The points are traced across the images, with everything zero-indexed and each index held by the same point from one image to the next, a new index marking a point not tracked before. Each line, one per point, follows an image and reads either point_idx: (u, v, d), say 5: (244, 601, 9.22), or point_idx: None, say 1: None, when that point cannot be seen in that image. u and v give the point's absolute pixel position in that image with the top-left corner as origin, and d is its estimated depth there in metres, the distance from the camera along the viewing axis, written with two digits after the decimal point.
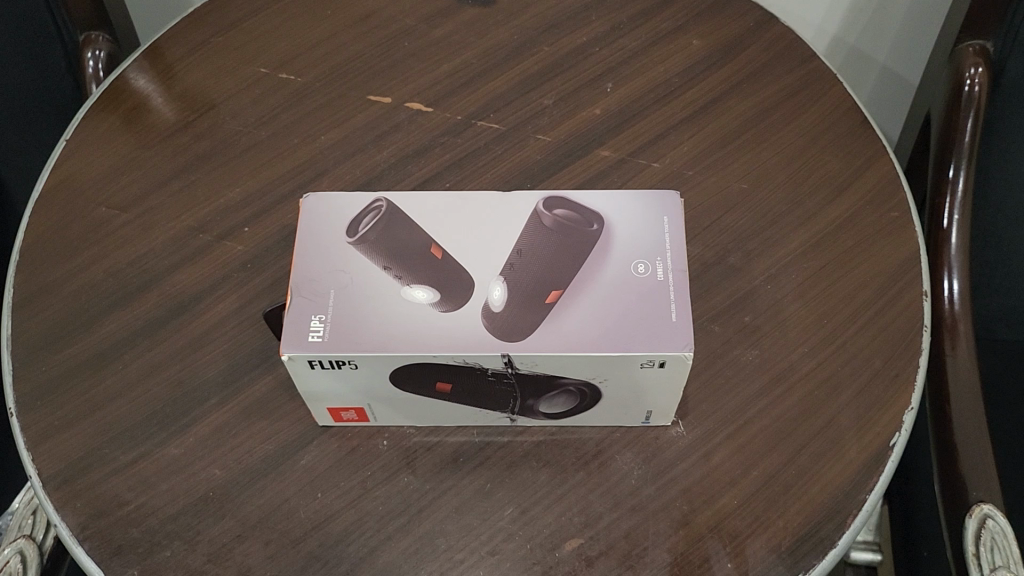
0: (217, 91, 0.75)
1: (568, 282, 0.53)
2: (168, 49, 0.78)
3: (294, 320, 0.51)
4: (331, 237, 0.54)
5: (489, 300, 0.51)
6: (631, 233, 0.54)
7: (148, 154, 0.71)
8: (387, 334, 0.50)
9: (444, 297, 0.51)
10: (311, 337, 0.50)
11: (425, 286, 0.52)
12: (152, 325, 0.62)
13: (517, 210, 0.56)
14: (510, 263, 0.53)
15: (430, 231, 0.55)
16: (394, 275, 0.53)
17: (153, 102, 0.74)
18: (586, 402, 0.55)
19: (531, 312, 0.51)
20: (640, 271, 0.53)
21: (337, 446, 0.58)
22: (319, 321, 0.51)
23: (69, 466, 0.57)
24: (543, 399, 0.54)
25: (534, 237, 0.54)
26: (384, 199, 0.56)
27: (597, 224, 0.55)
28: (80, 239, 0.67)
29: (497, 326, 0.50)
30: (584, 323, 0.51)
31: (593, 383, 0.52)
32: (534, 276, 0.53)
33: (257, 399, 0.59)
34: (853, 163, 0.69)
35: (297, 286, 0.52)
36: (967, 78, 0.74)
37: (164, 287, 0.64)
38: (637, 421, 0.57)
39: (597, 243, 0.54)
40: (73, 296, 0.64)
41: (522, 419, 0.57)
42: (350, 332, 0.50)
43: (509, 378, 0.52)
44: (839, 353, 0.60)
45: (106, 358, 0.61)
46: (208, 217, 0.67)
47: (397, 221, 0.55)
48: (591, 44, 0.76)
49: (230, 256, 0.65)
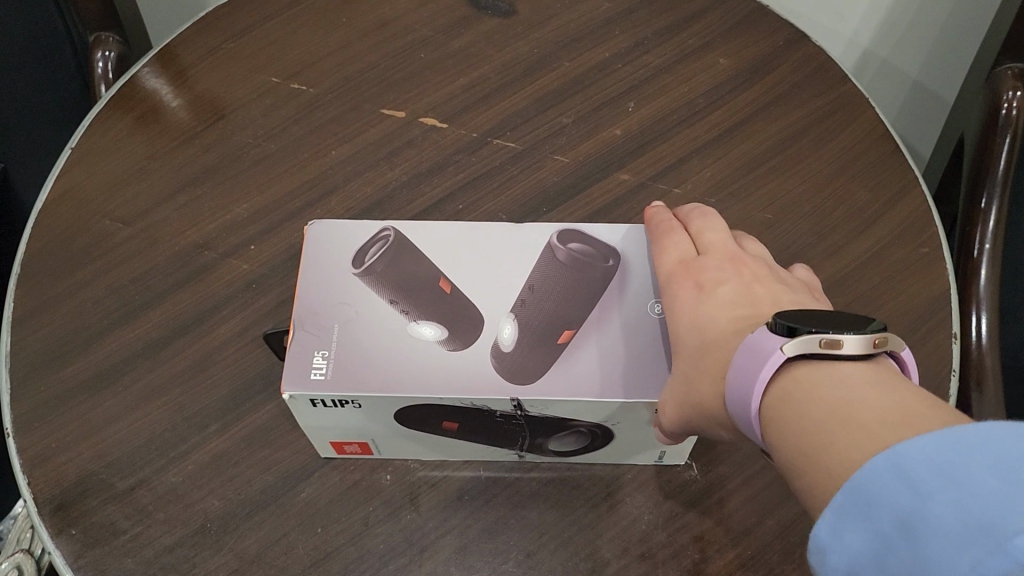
0: (229, 100, 0.73)
1: (581, 321, 0.51)
2: (180, 53, 0.76)
3: (294, 355, 0.49)
4: (337, 267, 0.53)
5: (499, 339, 0.49)
6: (646, 272, 0.53)
7: (156, 164, 0.69)
8: (391, 374, 0.48)
9: (452, 334, 0.50)
10: (313, 374, 0.48)
11: (432, 322, 0.50)
12: (154, 345, 0.61)
13: (532, 243, 0.54)
14: (522, 299, 0.51)
15: (439, 262, 0.53)
16: (401, 310, 0.51)
17: (163, 109, 0.72)
18: (596, 442, 0.53)
19: (542, 352, 0.49)
20: (657, 311, 0.52)
21: (339, 478, 0.56)
22: (322, 357, 0.49)
23: (65, 492, 0.55)
24: (552, 437, 0.53)
25: (548, 272, 0.52)
26: (391, 228, 0.54)
27: (612, 262, 0.53)
28: (83, 251, 0.65)
29: (506, 367, 0.48)
30: (597, 363, 0.49)
31: (605, 424, 0.50)
32: (547, 314, 0.51)
33: (261, 426, 0.58)
34: (883, 195, 0.66)
35: (299, 319, 0.50)
36: (1004, 102, 0.71)
37: (167, 306, 0.62)
38: (650, 460, 0.56)
39: (612, 282, 0.53)
40: (74, 312, 0.62)
41: (530, 455, 0.55)
42: (353, 369, 0.48)
43: (518, 419, 0.50)
44: None
45: (105, 379, 0.59)
46: (214, 233, 0.65)
47: (404, 251, 0.53)
48: (613, 60, 0.73)
49: (236, 274, 0.64)
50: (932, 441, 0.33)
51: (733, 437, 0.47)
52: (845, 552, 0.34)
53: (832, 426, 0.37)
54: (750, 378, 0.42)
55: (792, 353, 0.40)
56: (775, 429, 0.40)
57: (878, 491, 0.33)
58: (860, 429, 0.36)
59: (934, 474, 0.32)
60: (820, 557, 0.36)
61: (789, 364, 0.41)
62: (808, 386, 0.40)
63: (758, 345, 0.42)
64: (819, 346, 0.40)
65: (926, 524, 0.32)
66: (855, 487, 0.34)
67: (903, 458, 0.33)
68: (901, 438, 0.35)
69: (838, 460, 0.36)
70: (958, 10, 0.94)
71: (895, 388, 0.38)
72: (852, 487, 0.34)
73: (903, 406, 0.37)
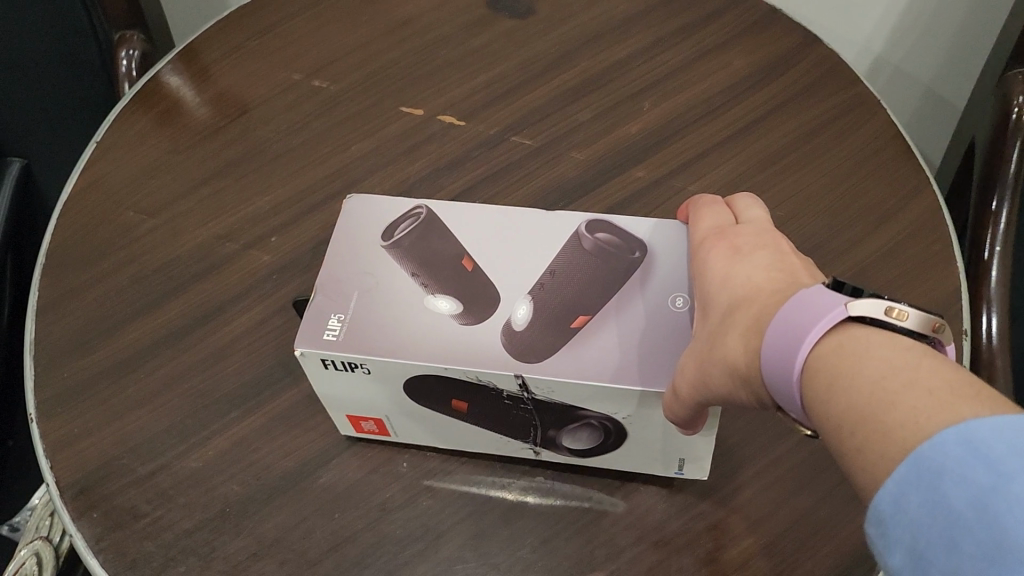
0: (250, 97, 0.74)
1: (598, 308, 0.51)
2: (203, 51, 0.77)
3: (312, 317, 0.51)
4: (365, 240, 0.54)
5: (512, 317, 0.50)
6: (675, 268, 0.53)
7: (179, 159, 0.70)
8: (397, 341, 0.50)
9: (466, 308, 0.51)
10: (325, 334, 0.50)
11: (448, 295, 0.51)
12: (175, 334, 0.62)
13: (559, 230, 0.54)
14: (541, 283, 0.52)
15: (465, 242, 0.54)
16: (421, 282, 0.52)
17: (185, 105, 0.74)
18: (611, 439, 0.53)
19: (554, 334, 0.49)
20: (678, 305, 0.51)
21: (357, 465, 0.57)
22: (337, 319, 0.51)
23: (87, 475, 0.56)
24: (565, 432, 0.53)
25: (571, 260, 0.52)
26: (424, 205, 0.56)
27: (639, 253, 0.53)
28: (106, 242, 0.66)
29: (516, 346, 0.49)
30: (609, 350, 0.49)
31: (616, 418, 0.51)
32: (565, 298, 0.51)
33: (280, 413, 0.58)
34: (895, 193, 0.67)
35: (322, 284, 0.52)
36: (1015, 106, 0.72)
37: (188, 296, 0.63)
38: (671, 472, 0.55)
39: (636, 273, 0.53)
40: (97, 301, 0.63)
41: (545, 453, 0.55)
42: (364, 335, 0.50)
43: (526, 403, 0.51)
44: None
45: (128, 366, 0.60)
46: (236, 225, 0.67)
47: (432, 229, 0.54)
48: (629, 59, 0.74)
49: (257, 265, 0.65)
50: (1011, 422, 0.32)
51: (753, 404, 0.45)
52: (904, 526, 0.33)
53: (894, 390, 0.36)
54: (798, 329, 0.41)
55: (855, 311, 0.40)
56: (821, 383, 0.39)
57: (949, 466, 0.32)
58: (928, 397, 0.35)
59: (1013, 451, 0.31)
60: (879, 528, 0.34)
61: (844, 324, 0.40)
62: (863, 349, 0.39)
63: (812, 300, 0.41)
64: (884, 311, 0.40)
65: (1003, 501, 0.30)
66: (922, 459, 0.33)
67: (977, 434, 0.32)
68: (972, 410, 0.34)
69: (900, 426, 0.35)
70: (973, 15, 0.95)
71: (951, 362, 0.37)
72: (918, 458, 0.33)
73: (969, 382, 0.36)
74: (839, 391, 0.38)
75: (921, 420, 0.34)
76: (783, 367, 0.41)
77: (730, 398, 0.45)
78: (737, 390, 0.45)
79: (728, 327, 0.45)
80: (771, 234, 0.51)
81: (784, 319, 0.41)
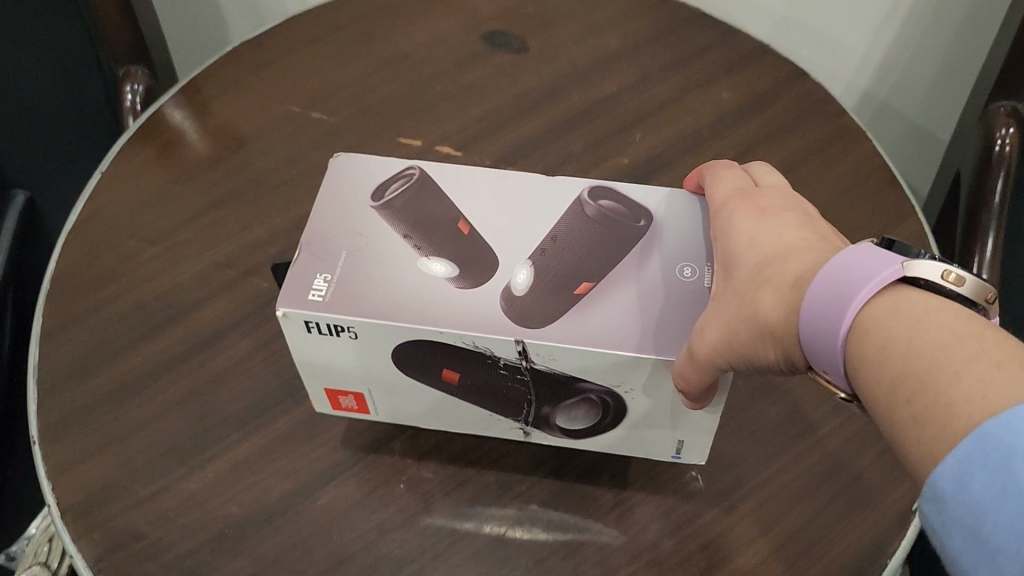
0: (252, 129, 0.76)
1: (601, 277, 0.51)
2: (206, 85, 0.79)
3: (296, 278, 0.50)
4: (355, 202, 0.54)
5: (513, 282, 0.50)
6: (680, 236, 0.53)
7: (182, 188, 0.72)
8: (388, 305, 0.50)
9: (462, 273, 0.51)
10: (311, 295, 0.50)
11: (444, 259, 0.51)
12: (177, 359, 0.63)
13: (559, 199, 0.55)
14: (542, 248, 0.52)
15: (461, 206, 0.54)
16: (414, 246, 0.52)
17: (188, 137, 0.75)
18: (608, 419, 0.54)
19: (556, 301, 0.50)
20: (686, 274, 0.51)
21: (355, 487, 0.58)
22: (323, 280, 0.50)
23: (88, 497, 0.57)
24: (561, 410, 0.54)
25: (572, 227, 0.53)
26: (416, 167, 0.56)
27: (643, 221, 0.54)
28: (110, 269, 0.67)
29: (516, 310, 0.49)
30: (611, 319, 0.49)
31: (617, 392, 0.51)
32: (567, 265, 0.51)
33: (280, 436, 0.59)
34: (882, 221, 0.68)
35: (307, 244, 0.52)
36: (999, 138, 0.75)
37: (190, 321, 0.65)
38: (667, 456, 0.57)
39: (642, 240, 0.53)
40: (100, 327, 0.64)
41: (536, 433, 0.57)
42: (350, 297, 0.50)
43: (523, 376, 0.51)
44: (859, 414, 0.60)
45: (129, 390, 0.61)
46: (237, 253, 0.68)
47: (425, 188, 0.55)
48: (620, 92, 0.76)
49: (257, 292, 0.66)
50: None
51: (784, 366, 0.46)
52: (966, 504, 0.34)
53: (956, 357, 0.37)
54: (847, 287, 0.41)
55: (911, 272, 0.41)
56: (875, 347, 0.40)
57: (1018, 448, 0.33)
58: (992, 367, 0.36)
59: None
60: (936, 506, 0.36)
61: (895, 283, 0.41)
62: (921, 315, 0.40)
63: (866, 259, 0.42)
64: (940, 274, 0.41)
65: None
66: (988, 437, 0.34)
67: None
68: None
69: (960, 395, 0.36)
70: (952, 57, 0.99)
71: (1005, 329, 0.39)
72: (985, 435, 0.34)
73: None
74: (897, 353, 0.39)
75: (985, 391, 0.35)
76: (830, 322, 0.42)
77: (760, 358, 0.46)
78: (766, 346, 0.46)
79: (765, 281, 0.46)
80: (797, 196, 0.52)
81: (835, 275, 0.42)
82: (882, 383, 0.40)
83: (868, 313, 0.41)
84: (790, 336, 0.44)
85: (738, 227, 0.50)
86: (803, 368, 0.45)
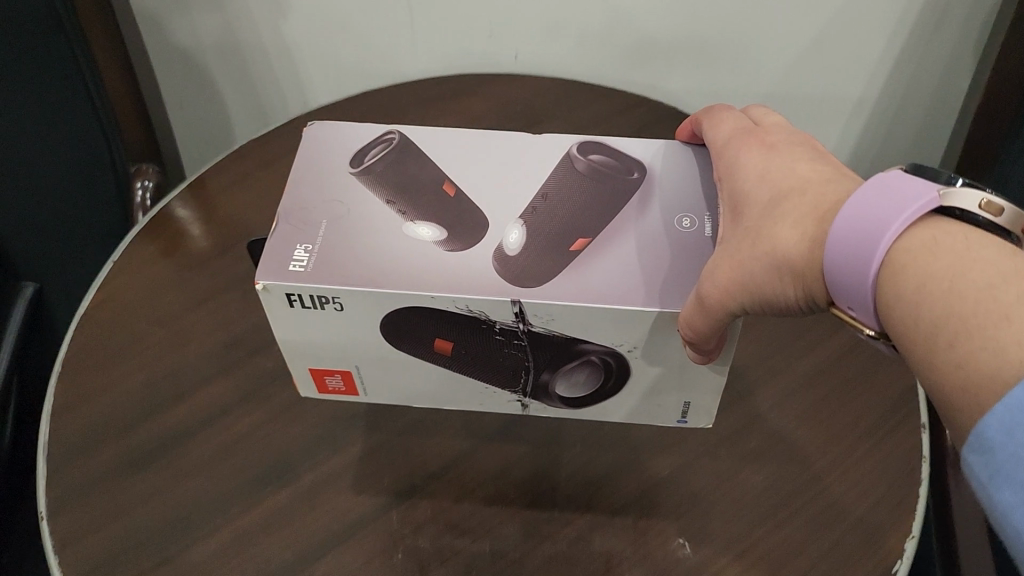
0: (256, 220, 0.80)
1: (596, 231, 0.54)
2: (213, 181, 0.84)
3: (275, 251, 0.52)
4: (337, 169, 0.57)
5: (504, 242, 0.52)
6: (669, 186, 0.56)
7: (190, 275, 0.76)
8: (376, 271, 0.51)
9: (450, 236, 0.53)
10: (292, 266, 0.51)
11: (430, 223, 0.54)
12: (182, 435, 0.65)
13: (550, 159, 0.58)
14: (533, 206, 0.55)
15: (444, 170, 0.57)
16: (398, 211, 0.55)
17: (196, 228, 0.80)
18: (609, 382, 0.57)
19: (548, 260, 0.52)
20: (685, 225, 0.54)
21: (353, 556, 0.59)
22: (303, 251, 0.52)
23: (92, 569, 0.58)
24: (559, 375, 0.57)
25: (560, 185, 0.56)
26: (395, 132, 0.59)
27: (636, 173, 0.57)
28: (119, 351, 0.70)
29: (510, 270, 0.51)
30: (609, 275, 0.51)
31: (619, 351, 0.53)
32: (561, 220, 0.54)
33: (280, 508, 0.61)
34: None
35: (286, 214, 0.54)
36: None
37: (195, 399, 0.67)
38: (673, 421, 0.61)
39: (636, 193, 0.56)
40: (108, 405, 0.67)
41: (534, 406, 0.62)
42: (332, 265, 0.51)
43: (519, 341, 0.54)
44: (839, 480, 0.62)
45: (135, 465, 0.63)
46: (242, 334, 0.71)
47: (400, 156, 0.58)
48: None
49: (260, 372, 0.69)
50: None
51: (798, 303, 0.48)
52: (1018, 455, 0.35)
53: (1002, 297, 0.38)
54: (882, 216, 0.42)
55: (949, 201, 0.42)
56: (914, 282, 0.40)
57: None
58: None
59: None
60: (984, 457, 0.36)
61: (928, 214, 0.42)
62: (959, 253, 0.40)
63: (900, 188, 0.43)
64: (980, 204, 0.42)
65: None
66: None
67: None
68: None
69: (1009, 339, 0.36)
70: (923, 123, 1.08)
71: None
72: None
73: None
74: (937, 290, 0.40)
75: None
76: (862, 254, 0.42)
77: (774, 300, 0.48)
78: (784, 285, 0.47)
79: (781, 218, 0.47)
80: (801, 133, 0.55)
81: (867, 205, 0.43)
82: (920, 321, 0.40)
83: (902, 245, 0.42)
84: (810, 271, 0.46)
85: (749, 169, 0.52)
86: (821, 304, 0.47)
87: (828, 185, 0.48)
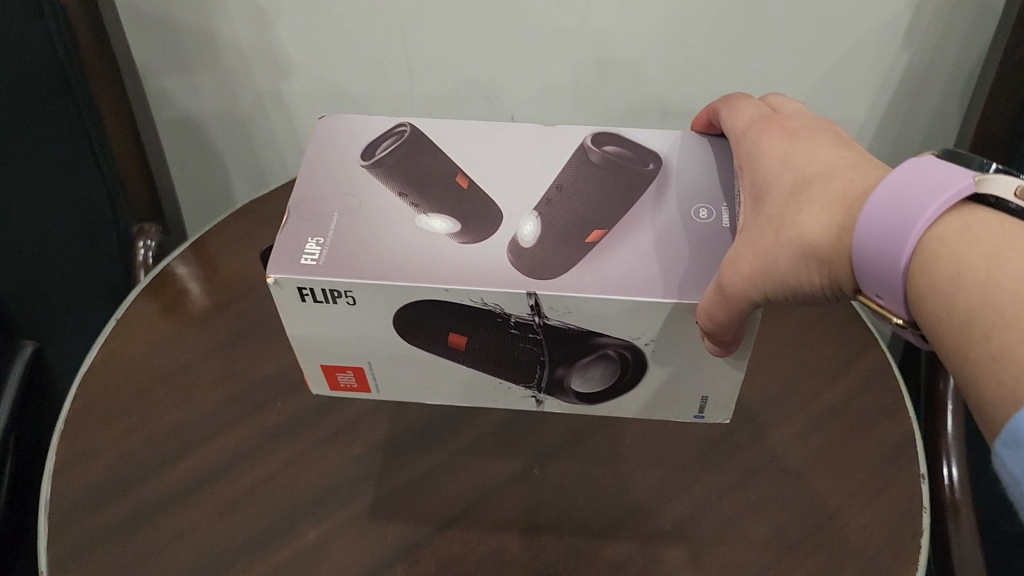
0: (258, 279, 0.81)
1: (612, 223, 0.55)
2: (214, 241, 0.85)
3: (287, 245, 0.53)
4: (348, 162, 0.58)
5: (519, 235, 0.54)
6: (684, 176, 0.57)
7: (192, 332, 0.77)
8: (387, 264, 0.52)
9: (462, 228, 0.54)
10: (303, 259, 0.52)
11: (443, 217, 0.55)
12: (185, 491, 0.65)
13: (563, 151, 0.59)
14: (547, 199, 0.56)
15: (457, 162, 0.58)
16: (411, 203, 0.56)
17: (197, 286, 0.81)
18: (627, 375, 0.57)
19: (562, 253, 0.53)
20: (702, 215, 0.55)
21: None
22: (315, 243, 0.53)
23: None
24: (574, 371, 0.57)
25: (571, 179, 0.57)
26: (406, 124, 0.60)
27: (652, 164, 0.58)
28: (122, 408, 0.71)
29: (524, 263, 0.52)
30: (624, 265, 0.52)
31: (633, 343, 0.54)
32: (574, 214, 0.55)
33: (283, 564, 0.61)
34: (843, 358, 0.75)
35: (299, 208, 0.55)
36: None
37: (198, 455, 0.67)
38: (691, 415, 0.61)
39: (652, 184, 0.57)
40: (111, 463, 0.67)
41: (548, 402, 0.61)
42: (345, 257, 0.53)
43: (535, 335, 0.54)
44: (841, 528, 0.62)
45: (138, 522, 0.63)
46: (245, 391, 0.72)
47: (413, 146, 0.59)
48: None
49: (261, 428, 0.69)
50: None
51: (828, 291, 0.49)
52: None
53: None
54: (914, 199, 0.43)
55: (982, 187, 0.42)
56: (949, 272, 0.41)
57: None
58: None
59: None
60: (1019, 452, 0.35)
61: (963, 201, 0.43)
62: (996, 246, 0.40)
63: (935, 174, 0.43)
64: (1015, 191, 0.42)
65: None
66: None
67: None
68: None
69: None
70: None
71: None
72: None
73: None
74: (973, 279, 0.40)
75: None
76: (894, 240, 0.43)
77: (800, 286, 0.49)
78: (808, 271, 0.48)
79: (806, 205, 0.48)
80: (821, 121, 0.56)
81: (904, 189, 0.43)
82: (955, 311, 0.40)
83: (937, 232, 0.42)
84: (835, 255, 0.47)
85: (770, 157, 0.53)
86: (850, 293, 0.48)
87: (848, 170, 0.49)
